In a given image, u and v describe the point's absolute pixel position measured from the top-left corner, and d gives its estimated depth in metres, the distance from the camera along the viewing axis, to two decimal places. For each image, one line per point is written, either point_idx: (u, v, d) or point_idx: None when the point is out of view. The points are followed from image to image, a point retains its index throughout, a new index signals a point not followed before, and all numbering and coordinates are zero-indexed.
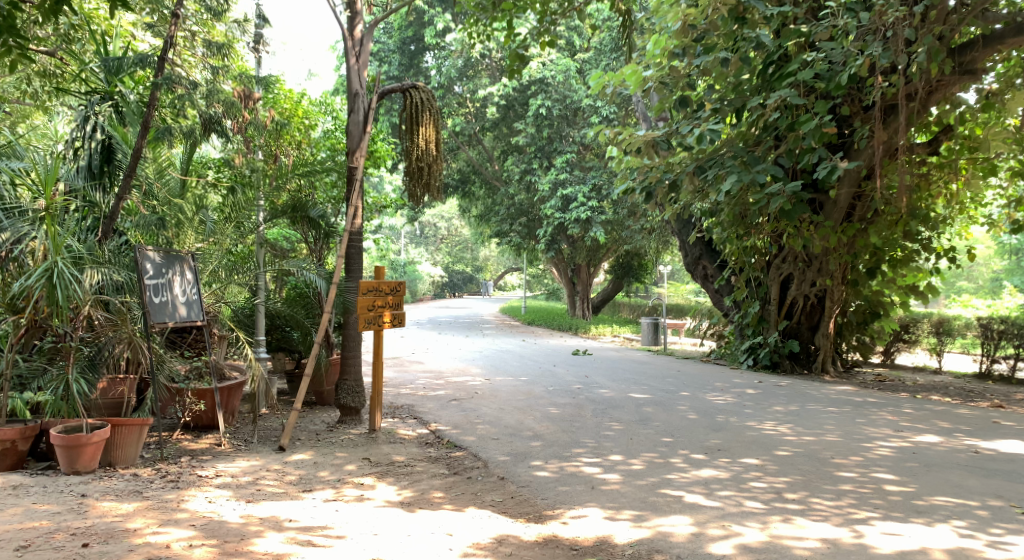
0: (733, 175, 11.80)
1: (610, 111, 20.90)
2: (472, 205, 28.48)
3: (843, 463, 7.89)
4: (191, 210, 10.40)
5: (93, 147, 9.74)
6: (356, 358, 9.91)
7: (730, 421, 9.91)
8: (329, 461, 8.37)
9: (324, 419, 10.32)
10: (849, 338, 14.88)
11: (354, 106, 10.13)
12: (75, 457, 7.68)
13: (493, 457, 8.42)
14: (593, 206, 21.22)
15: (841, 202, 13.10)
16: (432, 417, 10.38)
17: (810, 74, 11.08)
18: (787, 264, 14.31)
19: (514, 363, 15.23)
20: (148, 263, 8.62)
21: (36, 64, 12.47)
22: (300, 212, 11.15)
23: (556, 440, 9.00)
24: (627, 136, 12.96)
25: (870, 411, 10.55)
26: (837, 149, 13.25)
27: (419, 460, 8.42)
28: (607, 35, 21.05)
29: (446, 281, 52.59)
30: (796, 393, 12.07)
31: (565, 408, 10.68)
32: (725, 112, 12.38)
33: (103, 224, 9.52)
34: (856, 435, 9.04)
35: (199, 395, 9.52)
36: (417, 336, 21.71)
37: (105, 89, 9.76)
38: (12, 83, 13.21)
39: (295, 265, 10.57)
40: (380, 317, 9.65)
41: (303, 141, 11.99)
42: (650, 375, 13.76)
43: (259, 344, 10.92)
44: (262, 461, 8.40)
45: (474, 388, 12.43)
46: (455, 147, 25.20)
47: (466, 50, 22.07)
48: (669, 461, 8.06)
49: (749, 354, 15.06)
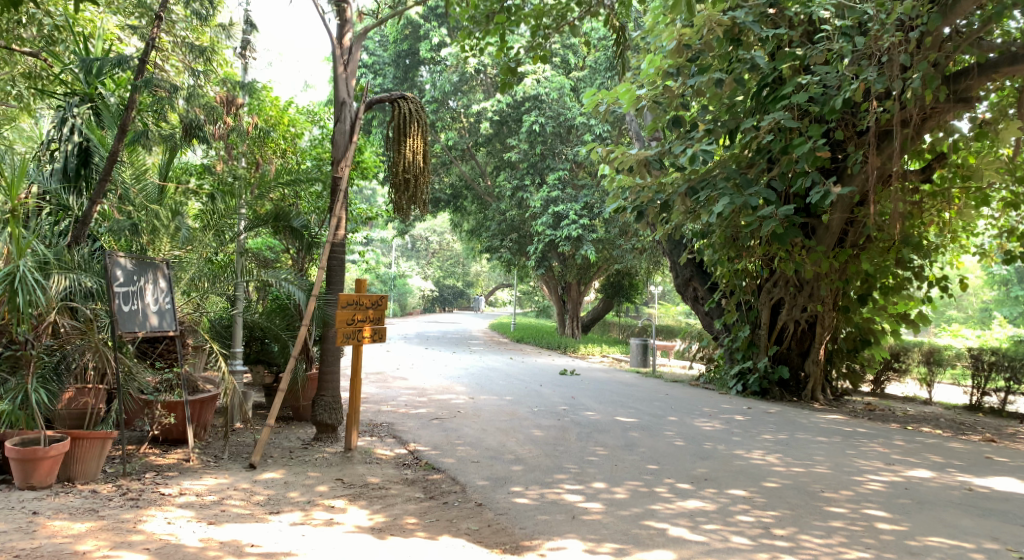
0: (725, 198, 11.53)
1: (603, 130, 20.69)
2: (463, 220, 28.19)
3: (834, 497, 7.59)
4: (166, 215, 9.98)
5: (69, 149, 9.36)
6: (334, 372, 9.56)
7: (718, 448, 9.60)
8: (300, 481, 8.02)
9: (299, 435, 9.96)
10: (839, 365, 14.55)
11: (340, 115, 9.82)
12: (31, 471, 7.36)
13: (471, 481, 8.09)
14: (584, 224, 20.93)
15: (834, 226, 12.94)
16: (411, 436, 10.05)
17: (804, 98, 10.90)
18: (778, 288, 14.06)
19: (499, 382, 14.92)
20: (118, 270, 8.28)
21: (20, 65, 12.28)
22: (282, 222, 10.61)
23: (538, 464, 8.67)
24: (619, 154, 12.78)
25: (861, 442, 10.26)
26: (831, 174, 13.05)
27: (394, 483, 8.09)
28: (602, 53, 20.87)
29: (436, 295, 52.24)
30: (786, 420, 11.77)
31: (548, 431, 10.36)
32: (718, 133, 12.09)
33: (75, 228, 9.14)
34: (847, 467, 8.74)
35: (169, 408, 9.17)
36: (403, 350, 21.38)
37: (84, 91, 9.38)
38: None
39: (273, 275, 10.22)
40: (360, 331, 9.32)
41: (288, 149, 11.68)
42: (637, 397, 13.47)
43: (236, 356, 10.53)
44: (230, 479, 8.05)
45: (456, 406, 12.10)
46: (448, 161, 24.95)
47: (460, 64, 21.86)
48: (653, 490, 7.74)
49: (739, 379, 14.80)
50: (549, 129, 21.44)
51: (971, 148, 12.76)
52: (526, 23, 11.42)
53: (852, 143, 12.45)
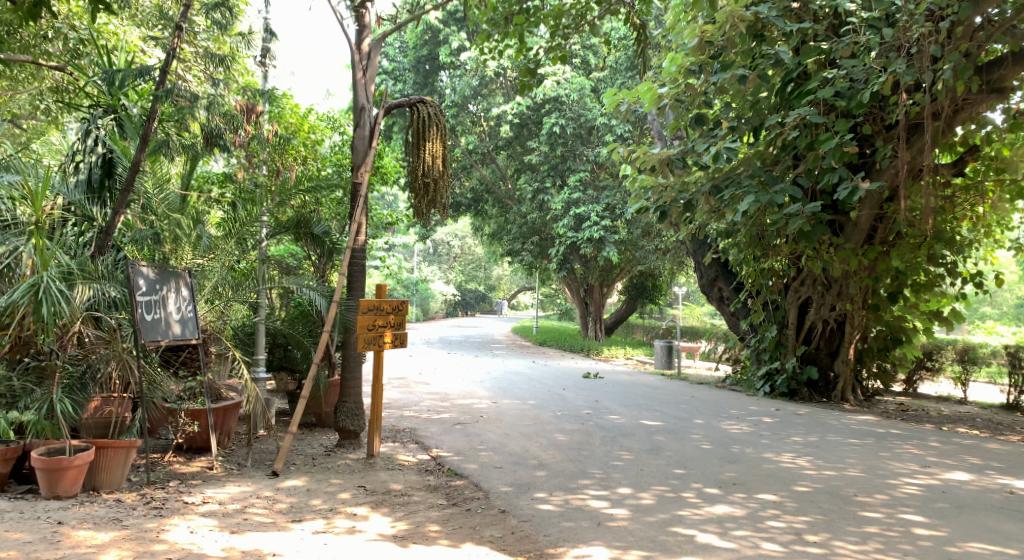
0: (749, 196, 11.37)
1: (624, 130, 20.53)
2: (484, 224, 28.12)
3: (868, 502, 7.42)
4: (188, 223, 9.87)
5: (93, 160, 9.34)
6: (355, 378, 9.52)
7: (746, 452, 9.45)
8: (322, 489, 7.97)
9: (322, 442, 9.92)
10: (869, 365, 14.30)
11: (360, 121, 9.75)
12: (56, 481, 7.32)
13: (495, 488, 8.00)
14: (606, 225, 20.78)
15: (862, 223, 12.81)
16: (434, 442, 9.98)
17: (830, 91, 10.85)
18: (806, 287, 13.92)
19: (523, 386, 14.82)
20: (140, 279, 8.24)
21: (49, 78, 12.49)
22: (303, 228, 10.54)
23: (562, 469, 8.57)
24: (642, 154, 12.61)
25: (893, 444, 10.05)
26: (858, 169, 12.93)
27: (417, 490, 8.01)
28: (622, 53, 20.73)
29: (459, 299, 52.22)
30: (815, 422, 11.58)
31: (572, 436, 10.25)
32: (742, 130, 12.01)
33: (98, 238, 9.07)
34: (880, 470, 8.55)
35: (193, 416, 9.17)
36: (426, 355, 21.33)
37: (108, 101, 9.30)
38: (29, 97, 13.22)
39: (292, 282, 10.14)
40: (381, 337, 9.27)
41: (308, 156, 11.59)
42: (662, 400, 13.33)
43: (259, 364, 10.54)
44: (253, 487, 8.01)
45: (480, 411, 12.02)
46: (468, 165, 24.91)
47: (480, 68, 21.80)
48: (680, 495, 7.61)
49: (766, 381, 14.63)
50: (570, 131, 21.33)
51: (1004, 140, 12.55)
52: (545, 24, 11.33)
53: (880, 138, 12.33)
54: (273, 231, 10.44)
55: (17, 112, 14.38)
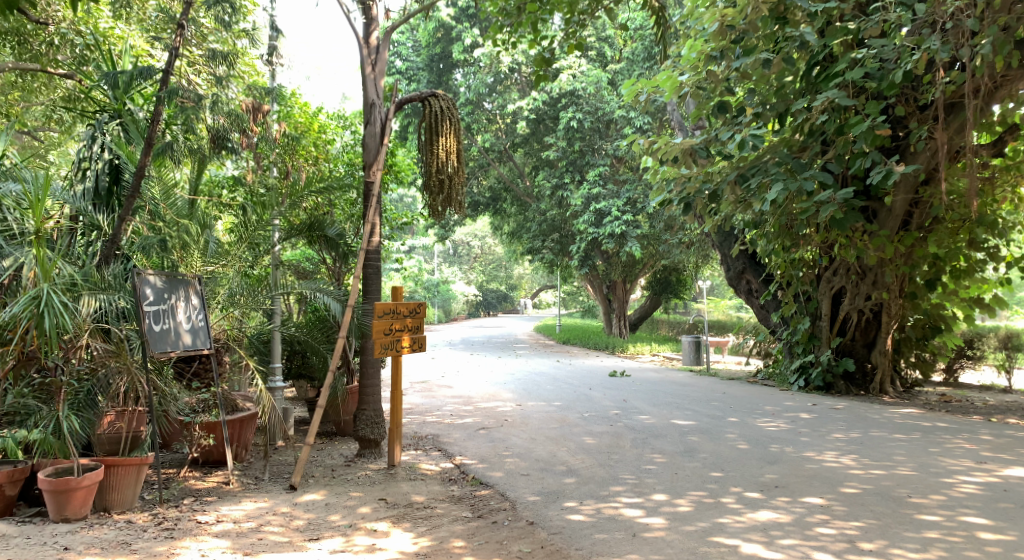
0: (778, 184, 10.89)
1: (643, 122, 20.08)
2: (504, 223, 27.72)
3: (923, 504, 6.94)
4: (197, 229, 9.24)
5: (100, 167, 9.00)
6: (374, 386, 9.12)
7: (786, 451, 8.99)
8: (342, 503, 7.59)
9: (342, 452, 9.55)
10: (908, 355, 13.81)
11: (370, 118, 9.36)
12: (64, 503, 6.96)
13: (522, 497, 7.59)
14: (628, 220, 20.32)
15: (897, 208, 12.34)
16: (458, 448, 9.60)
17: (859, 73, 10.39)
18: (839, 276, 13.39)
19: (548, 387, 14.40)
20: (148, 288, 7.87)
21: (60, 88, 12.31)
22: (316, 231, 10.16)
23: (593, 476, 8.14)
24: (663, 144, 12.27)
25: (942, 439, 9.56)
26: (892, 153, 12.43)
27: (440, 501, 7.62)
28: (640, 43, 20.30)
29: (480, 299, 51.90)
30: (855, 417, 11.09)
31: (602, 438, 9.83)
32: (767, 117, 11.46)
33: (103, 248, 8.63)
34: (931, 468, 8.06)
35: (208, 429, 8.77)
36: (449, 357, 20.98)
37: (113, 106, 9.04)
38: (40, 108, 13.03)
39: (305, 288, 9.73)
40: (399, 342, 8.88)
41: (320, 157, 11.16)
42: (693, 398, 12.87)
43: (275, 373, 10.05)
44: (270, 503, 7.65)
45: (504, 415, 11.62)
46: (485, 163, 24.52)
47: (494, 64, 21.39)
48: (720, 501, 7.17)
49: (800, 374, 14.12)
50: (588, 125, 20.89)
51: None
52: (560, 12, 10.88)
53: (914, 118, 11.82)
54: (285, 235, 10.02)
55: (29, 124, 14.22)
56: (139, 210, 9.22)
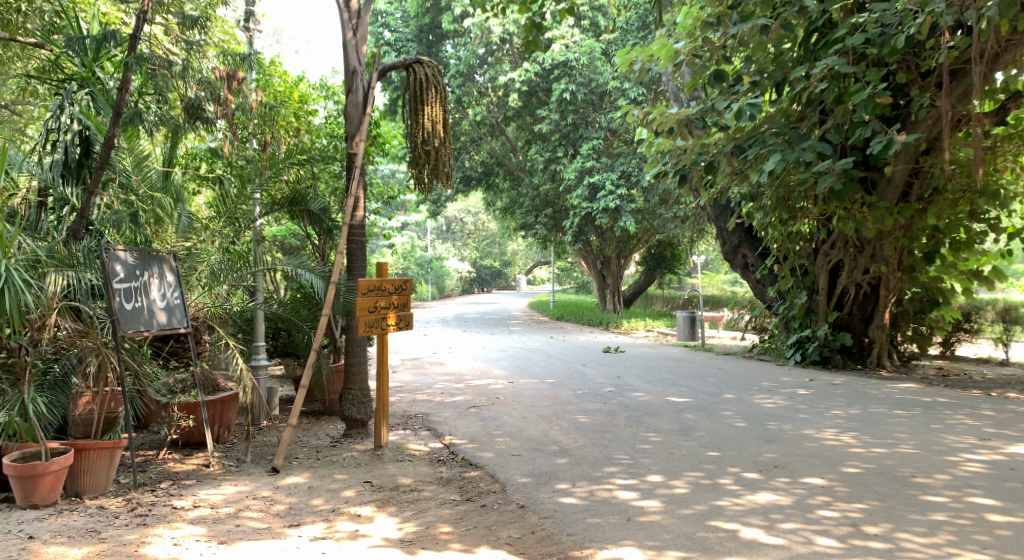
0: (775, 154, 10.56)
1: (637, 93, 19.70)
2: (496, 198, 27.33)
3: (928, 484, 6.67)
4: (171, 203, 8.98)
5: (69, 138, 8.58)
6: (361, 365, 8.78)
7: (784, 429, 8.73)
8: (325, 486, 7.30)
9: (327, 432, 9.23)
10: (904, 329, 13.61)
11: (352, 86, 8.96)
12: (31, 489, 6.67)
13: (512, 479, 7.31)
14: (622, 194, 19.96)
15: (896, 179, 12.01)
16: (447, 428, 9.31)
17: (861, 39, 10.05)
18: (837, 250, 13.11)
19: (540, 364, 14.12)
20: (118, 264, 7.53)
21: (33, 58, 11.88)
22: (298, 205, 9.76)
23: (586, 456, 7.86)
24: (658, 114, 11.77)
25: (944, 414, 9.32)
26: (892, 121, 12.11)
27: (427, 484, 7.34)
28: (634, 12, 19.89)
29: (474, 276, 51.62)
30: (854, 393, 10.84)
31: (595, 417, 9.55)
32: (765, 85, 11.07)
33: (73, 222, 8.29)
34: (935, 446, 7.80)
35: (187, 409, 8.47)
36: (441, 334, 20.67)
37: (80, 74, 8.67)
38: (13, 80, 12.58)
39: (287, 264, 9.40)
40: (384, 319, 8.56)
41: (301, 127, 10.79)
42: (689, 374, 12.59)
43: (258, 351, 9.79)
44: (250, 486, 7.34)
45: (495, 392, 11.35)
46: (477, 137, 24.05)
47: (486, 35, 20.89)
48: (717, 482, 6.90)
49: (797, 349, 13.87)
50: (581, 97, 20.47)
51: None
52: None
53: (916, 86, 11.44)
54: (267, 209, 9.65)
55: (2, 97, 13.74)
56: (109, 181, 8.81)
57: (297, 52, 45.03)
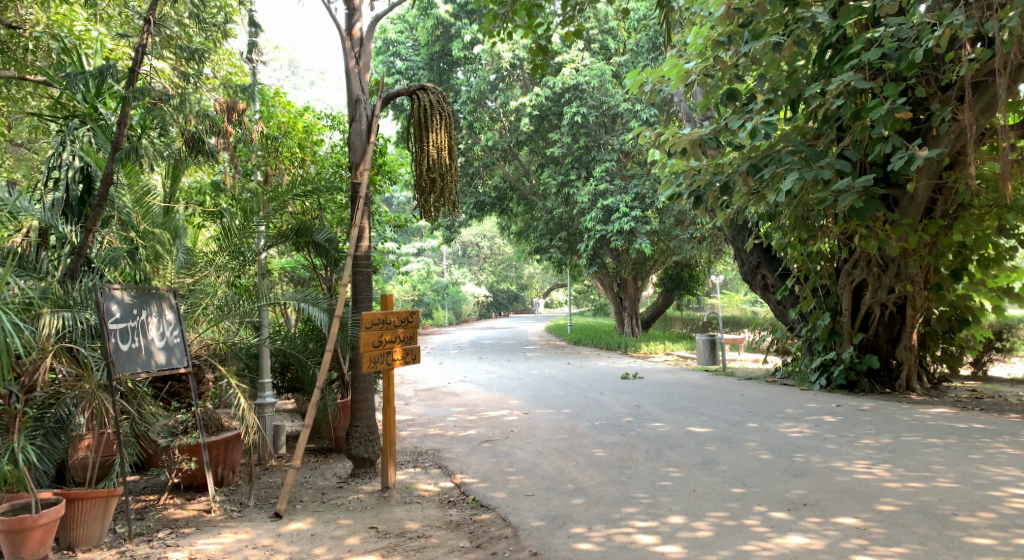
0: (793, 173, 10.22)
1: (649, 115, 19.44)
2: (510, 222, 27.00)
3: (972, 523, 6.57)
4: (170, 238, 8.67)
5: (70, 176, 8.33)
6: (369, 401, 8.41)
7: (812, 461, 8.38)
8: (329, 533, 6.95)
9: (335, 471, 8.82)
10: (933, 349, 13.12)
11: (354, 115, 8.67)
12: (20, 544, 6.30)
13: (525, 523, 6.99)
14: (637, 216, 19.60)
15: (920, 195, 11.68)
16: (459, 464, 8.97)
17: (876, 53, 9.76)
18: (859, 269, 12.72)
19: (557, 392, 13.73)
20: (113, 304, 7.15)
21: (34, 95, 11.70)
22: (304, 236, 9.16)
23: (602, 495, 7.50)
24: (670, 135, 11.58)
25: (980, 443, 8.99)
26: (914, 137, 11.77)
27: (436, 529, 7.01)
28: (644, 33, 19.70)
29: (490, 300, 51.26)
30: (884, 419, 10.41)
31: (613, 450, 9.18)
32: (779, 104, 10.73)
33: (69, 261, 7.98)
34: (976, 480, 7.65)
35: (190, 452, 7.91)
36: (456, 362, 20.23)
37: (84, 110, 8.43)
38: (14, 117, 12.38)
39: (291, 296, 9.03)
40: (389, 353, 8.24)
41: (306, 159, 10.45)
42: (710, 402, 12.18)
43: (265, 388, 9.35)
44: (252, 534, 6.99)
45: (510, 424, 11.00)
46: (490, 163, 23.78)
47: (496, 60, 20.66)
48: (743, 524, 6.72)
49: (822, 373, 13.40)
50: (593, 120, 20.20)
51: None
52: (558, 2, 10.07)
53: (936, 99, 11.15)
54: (270, 241, 9.09)
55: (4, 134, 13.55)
56: (108, 220, 8.51)
57: (311, 83, 45.07)
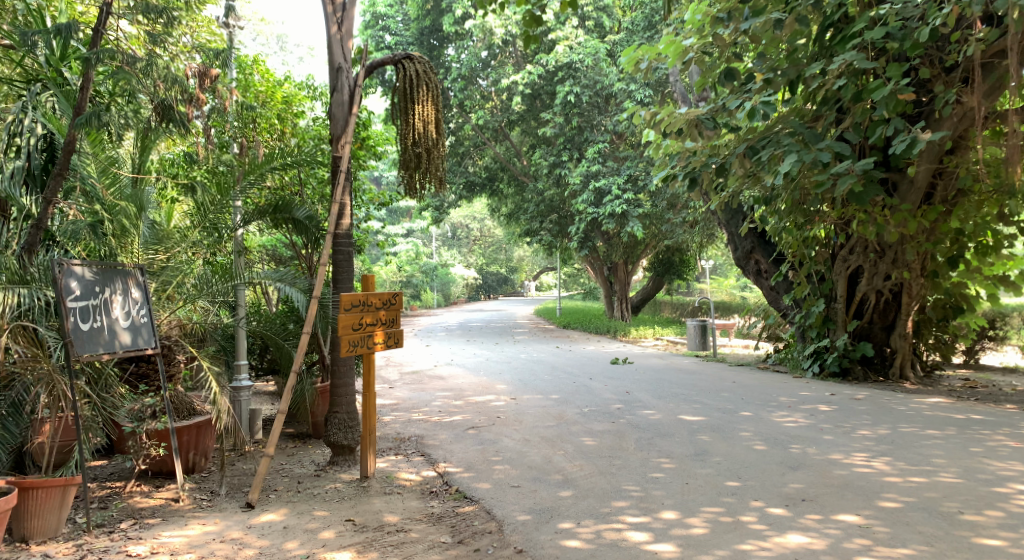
0: (791, 155, 9.83)
1: (644, 95, 19.02)
2: (501, 203, 26.58)
3: (979, 523, 6.36)
4: (136, 210, 8.14)
5: (33, 143, 7.85)
6: (349, 386, 8.01)
7: (809, 453, 8.08)
8: (302, 526, 6.60)
9: (313, 458, 8.44)
10: (927, 337, 12.83)
11: (336, 84, 8.22)
12: None
13: (510, 517, 6.68)
14: (629, 198, 19.20)
15: (919, 181, 11.34)
16: (442, 452, 8.61)
17: (881, 32, 9.35)
18: (855, 255, 12.40)
19: (545, 377, 13.38)
20: (73, 281, 6.73)
21: None
22: (282, 213, 8.61)
23: (592, 487, 7.18)
24: (665, 115, 11.03)
25: (980, 435, 8.69)
26: (914, 120, 11.42)
27: (416, 522, 6.67)
28: (640, 11, 19.28)
29: (480, 283, 50.85)
30: (879, 409, 10.11)
31: (603, 438, 8.85)
32: (777, 84, 10.29)
33: (27, 235, 7.59)
34: (980, 474, 7.35)
35: (159, 437, 7.53)
36: (443, 345, 19.90)
37: (45, 74, 8.02)
38: None
39: (269, 276, 8.59)
40: (370, 337, 7.86)
41: (286, 130, 9.93)
42: (703, 389, 11.85)
43: (240, 370, 8.89)
44: (220, 526, 6.63)
45: (497, 410, 10.65)
46: (480, 143, 23.30)
47: (488, 36, 20.10)
48: (739, 521, 6.45)
49: (815, 360, 13.10)
50: (586, 100, 19.75)
51: None
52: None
53: (939, 82, 10.77)
54: (246, 217, 8.59)
55: None
56: (71, 191, 7.99)
57: (301, 60, 44.16)
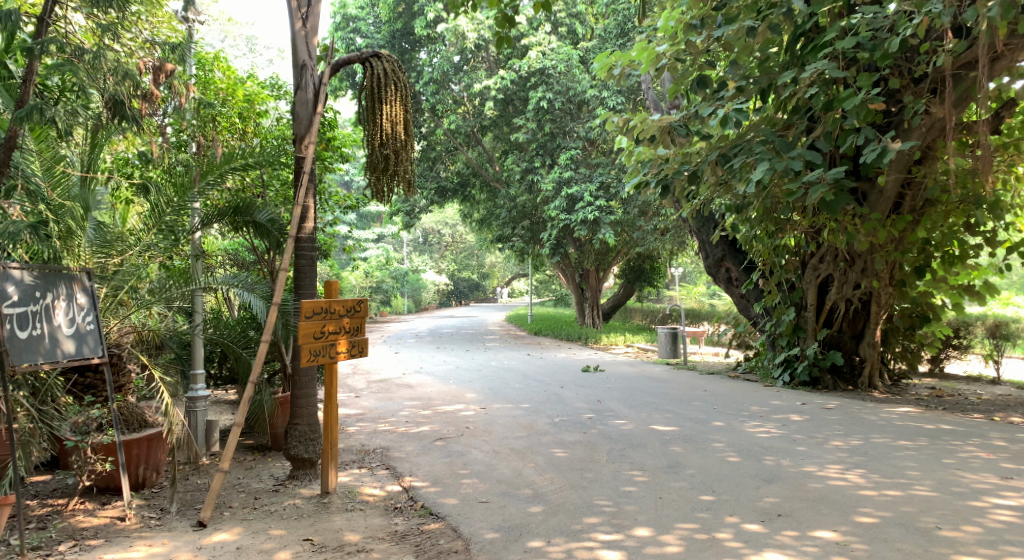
0: (762, 163, 9.65)
1: (617, 102, 18.89)
2: (473, 209, 26.26)
3: (957, 539, 6.18)
4: (82, 212, 7.81)
5: None
6: (309, 397, 7.68)
7: (783, 465, 7.88)
8: (256, 546, 6.27)
9: (271, 472, 8.10)
10: (894, 346, 12.74)
11: (300, 82, 7.91)
12: None
13: (477, 535, 6.40)
14: (601, 205, 18.99)
15: (888, 190, 11.22)
16: (407, 464, 8.31)
17: (851, 42, 9.21)
18: (825, 264, 12.27)
19: (515, 385, 13.11)
20: (10, 285, 6.38)
21: None
22: (243, 215, 8.25)
23: (563, 503, 6.92)
24: (637, 121, 10.83)
25: (952, 446, 8.55)
26: (885, 129, 11.30)
27: (378, 541, 6.38)
28: (613, 18, 19.19)
29: (451, 289, 50.47)
30: (851, 418, 9.95)
31: (574, 450, 8.59)
32: (749, 92, 10.10)
33: None
34: (955, 487, 7.19)
35: (106, 451, 7.16)
36: (412, 352, 19.54)
37: None
38: None
39: (226, 280, 8.29)
40: (333, 346, 7.55)
41: (247, 130, 9.45)
42: (675, 398, 11.65)
43: (196, 380, 8.53)
44: (168, 547, 6.28)
45: (465, 420, 10.37)
46: (453, 148, 23.00)
47: (460, 40, 19.81)
48: (714, 538, 6.23)
49: (785, 369, 12.96)
50: (558, 105, 19.55)
51: None
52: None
53: (909, 92, 10.65)
54: (205, 218, 8.16)
55: None
56: (12, 189, 7.67)
57: (271, 62, 43.51)
